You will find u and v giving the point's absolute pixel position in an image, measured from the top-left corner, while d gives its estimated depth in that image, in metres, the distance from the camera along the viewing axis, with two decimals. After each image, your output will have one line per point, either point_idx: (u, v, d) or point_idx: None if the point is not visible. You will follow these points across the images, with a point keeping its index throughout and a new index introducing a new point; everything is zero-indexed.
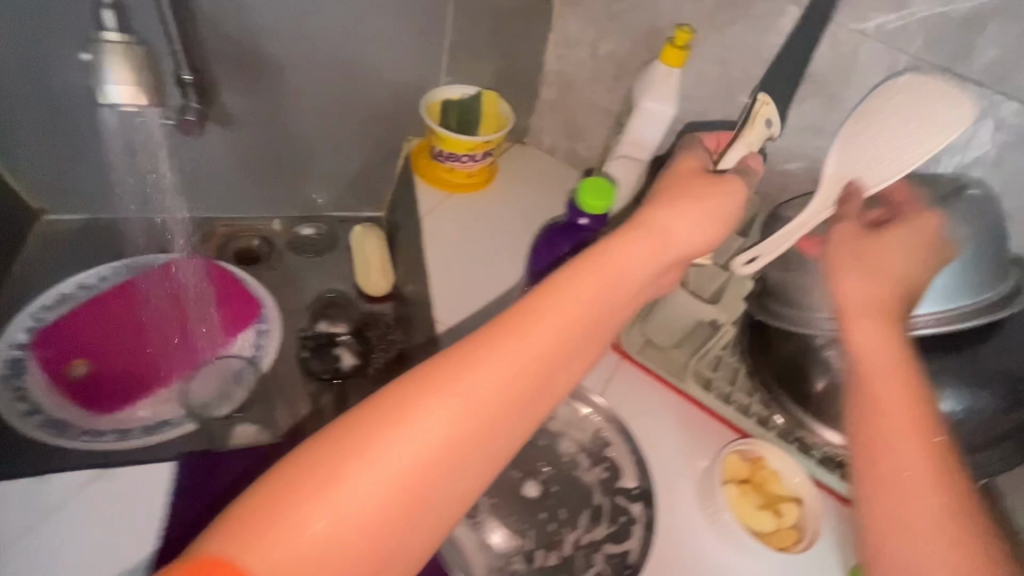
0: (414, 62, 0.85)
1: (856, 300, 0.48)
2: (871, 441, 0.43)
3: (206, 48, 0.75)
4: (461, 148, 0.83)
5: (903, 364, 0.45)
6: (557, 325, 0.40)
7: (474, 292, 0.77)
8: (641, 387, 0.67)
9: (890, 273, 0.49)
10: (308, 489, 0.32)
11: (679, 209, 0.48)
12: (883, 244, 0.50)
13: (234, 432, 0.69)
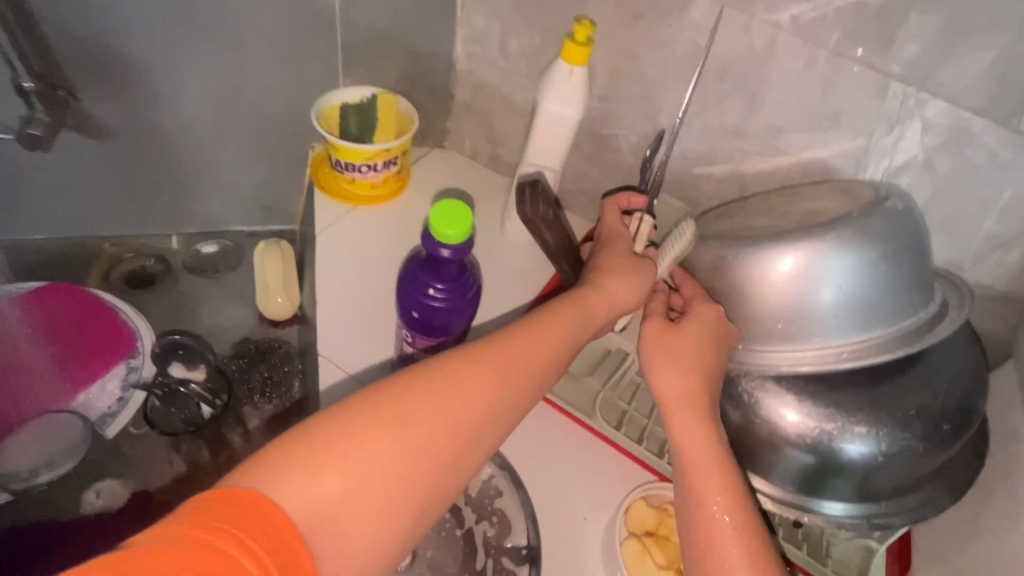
0: (306, 63, 0.77)
1: (671, 393, 0.48)
2: (704, 536, 0.43)
3: (55, 53, 0.67)
4: (358, 157, 0.75)
5: (716, 455, 0.46)
6: (557, 330, 0.46)
7: (371, 317, 0.69)
8: (545, 424, 0.60)
9: (702, 348, 0.49)
10: (331, 448, 0.34)
11: (629, 266, 0.53)
12: (681, 329, 0.49)
13: (84, 498, 0.63)
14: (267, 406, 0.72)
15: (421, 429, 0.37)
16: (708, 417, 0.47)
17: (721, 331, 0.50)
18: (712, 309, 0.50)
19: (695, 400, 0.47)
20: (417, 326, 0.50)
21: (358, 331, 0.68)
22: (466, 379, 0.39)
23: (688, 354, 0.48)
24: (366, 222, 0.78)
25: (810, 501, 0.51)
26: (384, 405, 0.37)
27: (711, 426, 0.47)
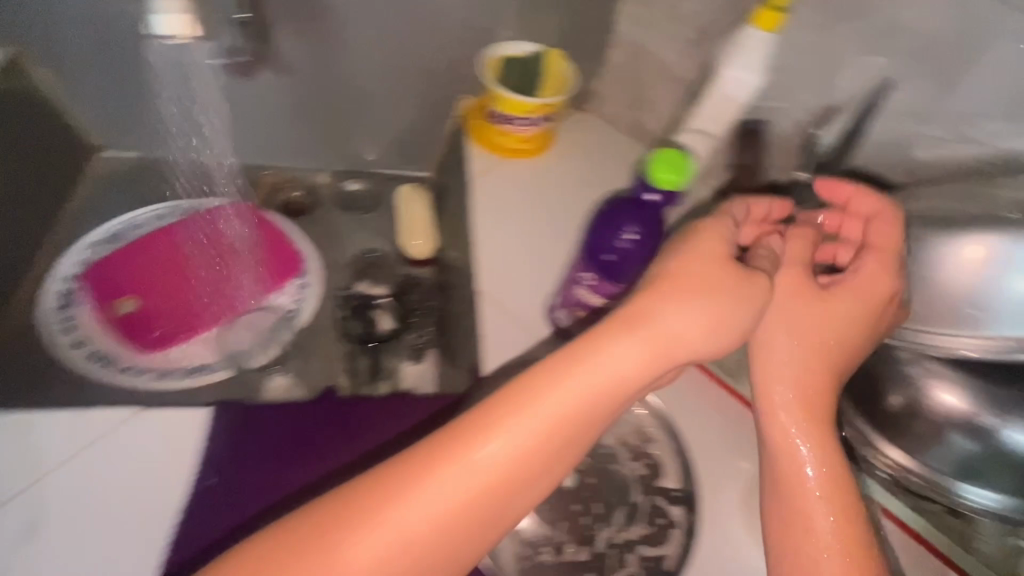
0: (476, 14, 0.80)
1: (779, 398, 0.49)
2: (783, 544, 0.47)
3: None
4: (518, 110, 0.77)
5: (820, 460, 0.48)
6: (547, 413, 0.40)
7: (524, 258, 0.72)
8: (689, 379, 0.61)
9: (835, 330, 0.50)
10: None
11: (713, 284, 0.42)
12: (832, 300, 0.50)
13: (268, 384, 0.69)
14: (421, 335, 0.77)
15: (386, 542, 0.37)
16: (825, 409, 0.50)
17: (876, 306, 0.50)
18: (883, 283, 0.50)
19: (813, 397, 0.49)
20: (607, 272, 0.54)
21: (514, 268, 0.71)
22: (430, 481, 0.38)
23: (794, 367, 0.49)
24: (515, 175, 0.81)
25: (953, 484, 0.53)
26: (343, 518, 0.38)
27: (828, 412, 0.50)
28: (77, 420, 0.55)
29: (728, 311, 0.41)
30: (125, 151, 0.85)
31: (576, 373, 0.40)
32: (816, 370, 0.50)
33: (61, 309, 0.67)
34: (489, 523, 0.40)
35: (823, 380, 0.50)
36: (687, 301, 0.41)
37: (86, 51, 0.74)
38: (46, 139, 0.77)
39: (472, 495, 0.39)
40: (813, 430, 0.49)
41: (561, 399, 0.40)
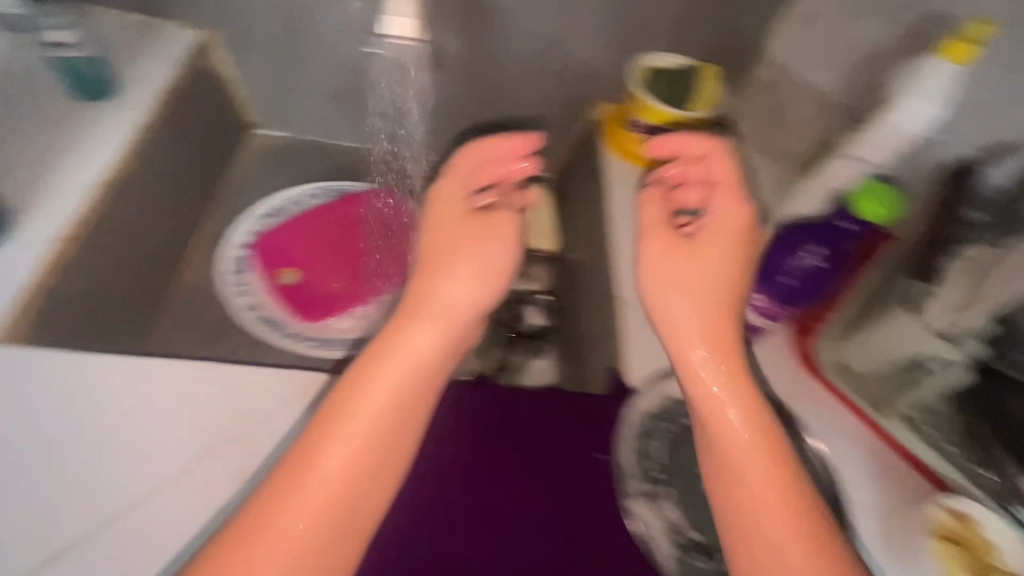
0: (630, 25, 0.80)
1: (694, 331, 0.50)
2: (741, 507, 0.45)
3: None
4: (662, 121, 0.77)
5: (703, 393, 0.48)
6: (404, 364, 0.47)
7: None
8: (829, 408, 0.64)
9: (705, 284, 0.51)
10: (269, 520, 0.41)
11: (481, 251, 0.52)
12: (730, 269, 0.52)
13: (410, 361, 0.72)
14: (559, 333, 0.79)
15: (336, 473, 0.43)
16: (732, 337, 0.50)
17: (747, 238, 0.53)
18: (736, 214, 0.53)
19: (718, 342, 0.49)
20: None
21: None
22: (322, 442, 0.44)
23: (701, 341, 0.49)
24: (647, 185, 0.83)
25: None
26: (273, 510, 0.41)
27: (737, 353, 0.50)
28: (149, 371, 0.56)
29: (485, 266, 0.52)
30: (279, 131, 0.93)
31: (434, 326, 0.49)
32: (722, 333, 0.50)
33: (236, 275, 0.73)
34: (404, 437, 0.46)
35: (722, 322, 0.50)
36: (459, 272, 0.51)
37: (263, 39, 0.79)
38: (222, 111, 0.85)
39: (359, 442, 0.45)
40: (727, 373, 0.49)
41: (410, 350, 0.48)
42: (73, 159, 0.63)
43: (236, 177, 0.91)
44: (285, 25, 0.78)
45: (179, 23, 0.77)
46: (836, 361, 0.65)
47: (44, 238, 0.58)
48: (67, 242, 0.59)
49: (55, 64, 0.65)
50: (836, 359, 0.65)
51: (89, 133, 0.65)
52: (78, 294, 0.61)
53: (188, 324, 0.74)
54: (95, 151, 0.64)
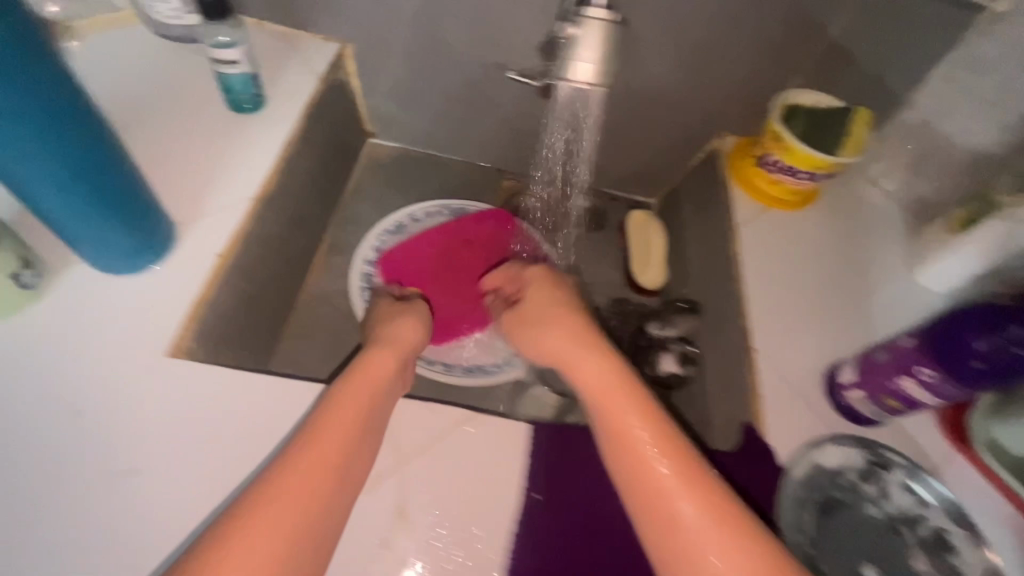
0: (773, 62, 0.77)
1: (595, 385, 0.53)
2: (687, 558, 0.44)
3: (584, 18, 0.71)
4: (803, 163, 0.74)
5: (617, 411, 0.51)
6: (363, 391, 0.50)
7: (791, 316, 0.70)
8: (980, 489, 0.58)
9: (569, 322, 0.58)
10: (277, 489, 0.42)
11: (409, 316, 0.62)
12: (556, 321, 0.58)
13: (530, 394, 0.73)
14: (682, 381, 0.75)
15: (322, 447, 0.45)
16: (624, 367, 0.53)
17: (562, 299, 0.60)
18: (539, 271, 0.64)
19: (605, 393, 0.52)
20: (954, 372, 0.52)
21: (786, 326, 0.69)
22: (308, 457, 0.44)
23: (586, 383, 0.54)
24: (776, 226, 0.79)
25: None
26: (247, 524, 0.40)
27: (618, 369, 0.53)
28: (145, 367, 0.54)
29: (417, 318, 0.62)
30: (394, 140, 0.96)
31: (389, 355, 0.55)
32: (593, 352, 0.55)
33: (366, 289, 0.74)
34: (370, 427, 0.49)
35: (597, 354, 0.55)
36: (406, 321, 0.61)
37: (398, 52, 0.81)
38: (348, 123, 0.87)
39: (328, 455, 0.45)
40: (624, 392, 0.52)
41: (368, 378, 0.51)
42: (228, 178, 0.64)
43: (353, 188, 0.92)
44: (421, 40, 0.79)
45: (322, 37, 0.79)
46: (989, 436, 0.58)
47: (202, 253, 0.59)
48: (221, 258, 0.59)
49: (222, 81, 0.66)
50: (989, 435, 0.58)
51: (239, 150, 0.66)
52: (227, 310, 0.61)
53: (312, 335, 0.76)
54: (244, 169, 0.65)
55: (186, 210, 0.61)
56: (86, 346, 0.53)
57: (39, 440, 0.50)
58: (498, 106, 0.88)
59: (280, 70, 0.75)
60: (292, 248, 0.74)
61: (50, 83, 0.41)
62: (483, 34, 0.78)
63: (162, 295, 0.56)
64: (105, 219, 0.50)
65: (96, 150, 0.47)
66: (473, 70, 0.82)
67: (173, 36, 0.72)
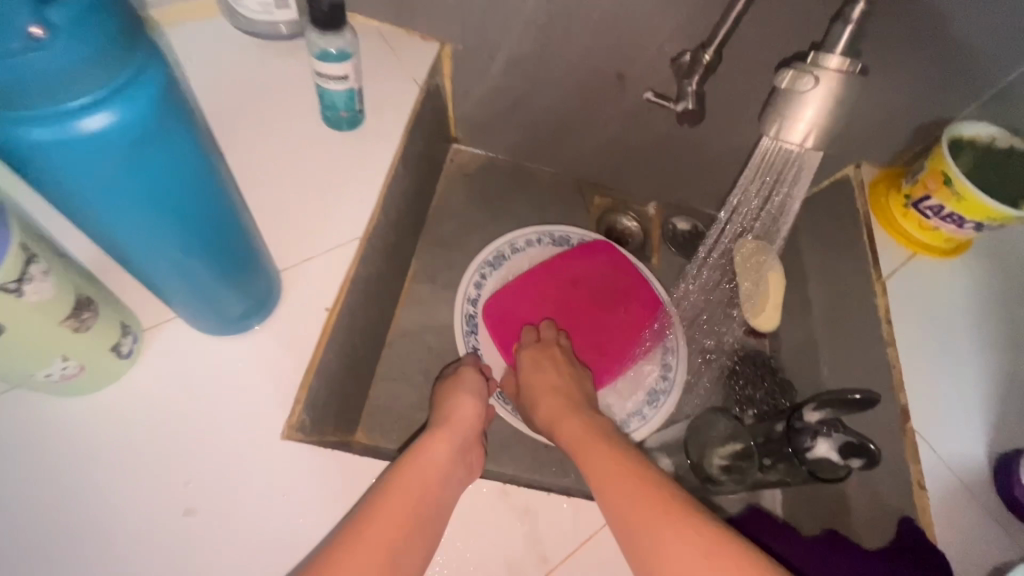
0: (951, 96, 0.64)
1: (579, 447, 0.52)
2: None
3: (737, 34, 0.59)
4: (973, 212, 0.63)
5: (620, 488, 0.44)
6: (418, 487, 0.43)
7: (946, 391, 0.62)
8: None
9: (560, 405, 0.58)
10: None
11: (461, 387, 0.55)
12: (548, 401, 0.59)
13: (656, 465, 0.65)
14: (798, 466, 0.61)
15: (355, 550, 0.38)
16: (610, 444, 0.50)
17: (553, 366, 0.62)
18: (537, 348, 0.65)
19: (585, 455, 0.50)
20: None
21: (941, 403, 0.61)
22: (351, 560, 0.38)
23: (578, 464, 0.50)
24: (928, 280, 0.69)
25: None
26: None
27: (612, 447, 0.49)
28: (156, 418, 0.45)
29: (476, 385, 0.56)
30: (481, 148, 0.84)
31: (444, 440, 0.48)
32: (587, 436, 0.52)
33: (469, 335, 0.68)
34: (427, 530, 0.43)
35: (587, 436, 0.52)
36: (463, 396, 0.54)
37: (499, 59, 0.69)
38: (436, 133, 0.76)
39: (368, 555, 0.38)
40: (614, 467, 0.47)
41: (423, 467, 0.45)
42: (326, 214, 0.55)
43: (434, 203, 0.81)
44: (530, 46, 0.66)
45: (418, 36, 0.68)
46: None
47: (312, 308, 0.51)
48: (331, 312, 0.51)
49: (322, 95, 0.57)
50: None
51: (341, 178, 0.57)
52: (331, 371, 0.54)
53: (401, 379, 0.68)
54: (350, 202, 0.56)
55: (287, 256, 0.53)
56: (198, 431, 0.45)
57: (29, 499, 0.42)
58: (606, 121, 0.75)
59: (374, 80, 0.65)
60: (384, 286, 0.65)
61: (178, 155, 0.33)
62: (601, 46, 0.65)
63: (233, 350, 0.48)
64: (217, 282, 0.43)
65: (215, 213, 0.39)
66: (585, 82, 0.70)
67: (258, 35, 0.62)
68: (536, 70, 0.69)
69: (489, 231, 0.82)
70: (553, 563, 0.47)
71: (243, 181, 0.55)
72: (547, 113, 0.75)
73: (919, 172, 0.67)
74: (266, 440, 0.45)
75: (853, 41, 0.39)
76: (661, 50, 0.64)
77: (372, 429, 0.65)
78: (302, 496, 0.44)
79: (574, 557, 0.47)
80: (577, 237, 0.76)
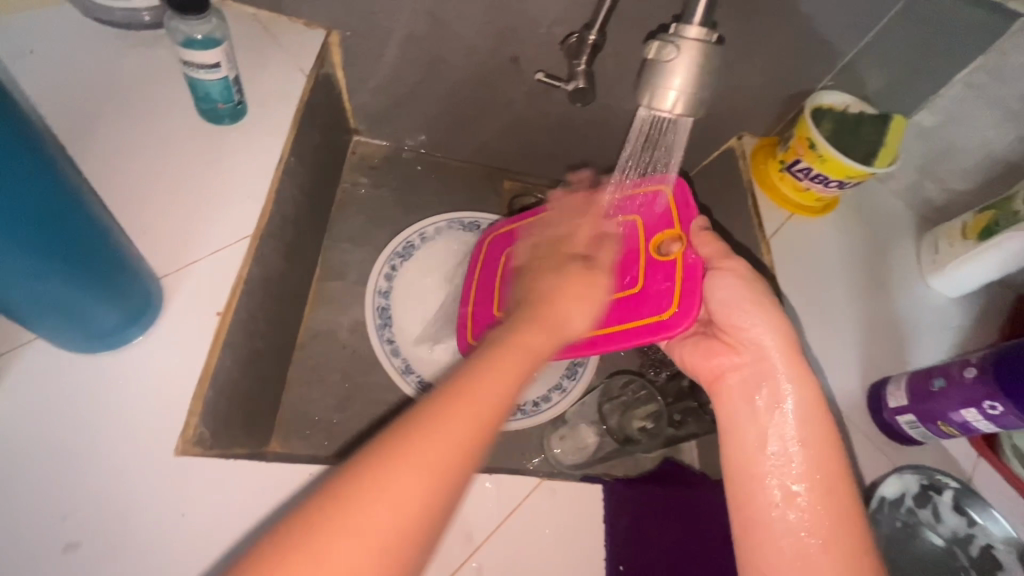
0: (809, 71, 0.70)
1: (781, 426, 0.50)
2: None
3: (618, 16, 0.61)
4: (834, 171, 0.70)
5: (819, 526, 0.46)
6: (519, 368, 0.39)
7: (823, 333, 0.69)
8: (1005, 495, 0.60)
9: (797, 401, 0.50)
10: (388, 471, 0.31)
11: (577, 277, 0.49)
12: (743, 311, 0.53)
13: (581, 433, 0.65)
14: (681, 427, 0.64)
15: (447, 431, 0.33)
16: (843, 490, 0.47)
17: (777, 332, 0.52)
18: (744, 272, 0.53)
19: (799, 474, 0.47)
20: (1018, 404, 0.51)
21: (819, 344, 0.68)
22: (442, 424, 0.33)
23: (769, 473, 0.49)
24: (804, 235, 0.76)
25: None
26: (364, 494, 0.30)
27: (845, 489, 0.47)
28: (22, 452, 0.40)
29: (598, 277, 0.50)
30: (382, 137, 0.81)
31: (549, 330, 0.43)
32: (822, 469, 0.48)
33: (383, 328, 0.68)
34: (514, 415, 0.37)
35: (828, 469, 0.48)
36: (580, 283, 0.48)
37: (389, 46, 0.67)
38: (334, 124, 0.73)
39: (467, 425, 0.34)
40: (829, 504, 0.46)
41: (527, 352, 0.40)
42: (211, 215, 0.52)
43: (339, 198, 0.78)
44: (419, 31, 0.65)
45: (301, 23, 0.65)
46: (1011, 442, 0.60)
47: (200, 315, 0.47)
48: (223, 317, 0.48)
49: (193, 86, 0.52)
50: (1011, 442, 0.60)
51: (226, 176, 0.54)
52: (231, 381, 0.50)
53: (317, 381, 0.66)
54: (237, 201, 0.53)
55: (169, 261, 0.49)
56: (76, 459, 0.41)
57: None
58: (507, 106, 0.76)
59: (257, 71, 0.61)
60: (287, 285, 0.62)
61: (4, 152, 0.29)
62: (492, 30, 0.65)
63: (110, 368, 0.44)
64: (82, 294, 0.39)
65: (65, 219, 0.35)
66: (484, 67, 0.70)
67: (120, 25, 0.57)
68: (429, 56, 0.68)
69: (398, 222, 0.80)
70: (478, 541, 0.47)
71: (112, 185, 0.51)
72: (446, 100, 0.75)
73: (791, 139, 0.73)
74: (156, 458, 0.42)
75: (709, 13, 0.42)
76: (549, 32, 0.65)
77: (288, 435, 0.62)
78: (205, 511, 0.42)
79: (498, 535, 0.48)
80: (486, 223, 0.77)
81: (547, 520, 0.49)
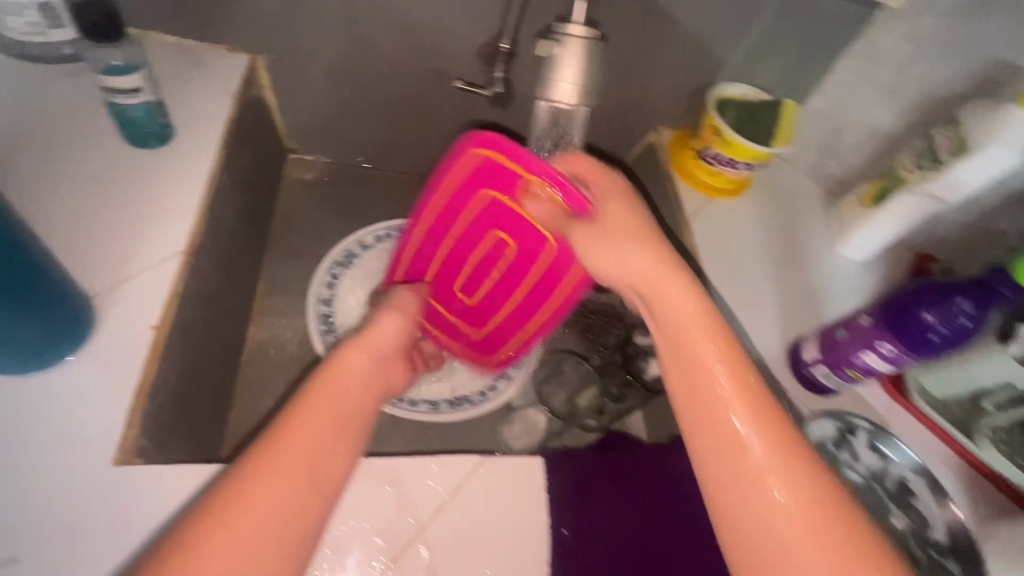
0: (706, 66, 0.77)
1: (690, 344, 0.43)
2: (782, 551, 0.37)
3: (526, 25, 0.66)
4: (738, 154, 0.76)
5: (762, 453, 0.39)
6: (335, 402, 0.45)
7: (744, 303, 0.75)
8: (916, 433, 0.66)
9: (711, 342, 0.42)
10: (209, 542, 0.35)
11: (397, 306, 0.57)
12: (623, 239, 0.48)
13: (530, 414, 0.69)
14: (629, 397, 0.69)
15: (277, 470, 0.39)
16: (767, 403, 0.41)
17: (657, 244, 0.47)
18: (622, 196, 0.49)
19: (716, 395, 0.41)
20: (908, 342, 0.57)
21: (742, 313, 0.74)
22: (265, 470, 0.38)
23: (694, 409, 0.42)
24: (720, 216, 0.82)
25: None
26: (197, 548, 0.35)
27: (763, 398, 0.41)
28: None
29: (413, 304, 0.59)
30: (318, 154, 0.84)
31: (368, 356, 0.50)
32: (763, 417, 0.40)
33: (326, 334, 0.70)
34: (342, 440, 0.43)
35: (790, 447, 0.39)
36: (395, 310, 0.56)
37: (314, 64, 0.70)
38: (267, 144, 0.75)
39: (288, 464, 0.39)
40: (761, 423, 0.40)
41: (342, 384, 0.46)
42: (140, 234, 0.53)
43: (279, 216, 0.80)
44: (341, 49, 0.69)
45: (225, 48, 0.67)
46: (917, 384, 0.65)
47: (135, 329, 0.48)
48: (159, 330, 0.49)
49: (116, 111, 0.54)
50: (917, 383, 0.65)
51: (155, 195, 0.55)
52: (172, 392, 0.51)
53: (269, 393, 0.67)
54: (166, 218, 0.54)
55: (100, 280, 0.50)
56: (14, 477, 0.42)
57: None
58: (435, 116, 0.79)
59: (184, 95, 0.63)
60: (226, 300, 0.63)
61: None
62: (408, 45, 0.69)
63: (45, 384, 0.45)
64: (15, 315, 0.40)
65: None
66: (406, 79, 0.73)
67: (39, 59, 0.58)
68: (353, 72, 0.72)
69: (340, 235, 0.82)
70: (424, 519, 0.49)
71: (38, 211, 0.52)
72: (376, 113, 0.78)
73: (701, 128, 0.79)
74: (97, 467, 0.43)
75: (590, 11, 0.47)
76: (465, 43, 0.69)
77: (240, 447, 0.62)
78: (149, 514, 0.42)
79: (445, 512, 0.50)
80: None
81: (494, 492, 0.52)
